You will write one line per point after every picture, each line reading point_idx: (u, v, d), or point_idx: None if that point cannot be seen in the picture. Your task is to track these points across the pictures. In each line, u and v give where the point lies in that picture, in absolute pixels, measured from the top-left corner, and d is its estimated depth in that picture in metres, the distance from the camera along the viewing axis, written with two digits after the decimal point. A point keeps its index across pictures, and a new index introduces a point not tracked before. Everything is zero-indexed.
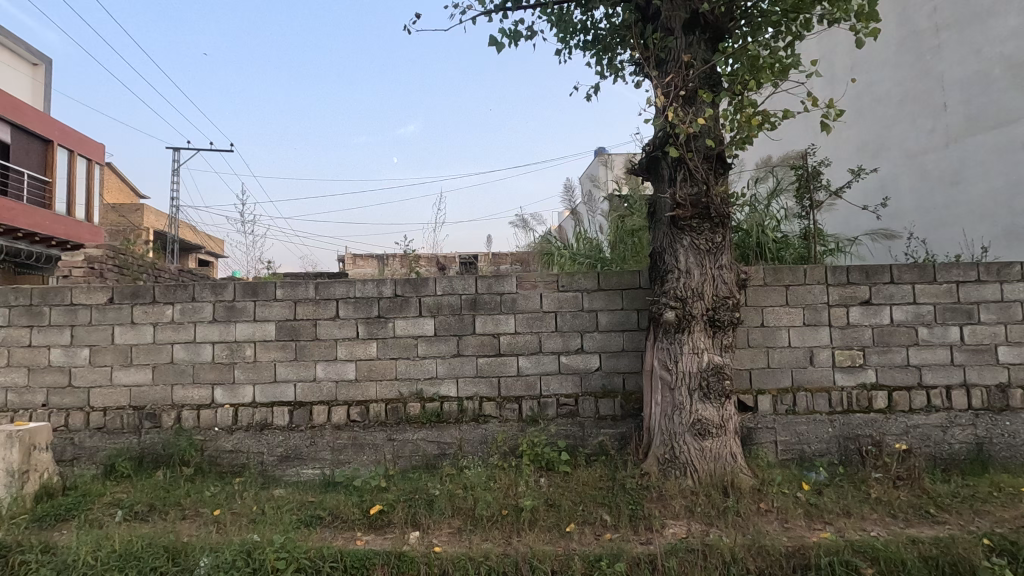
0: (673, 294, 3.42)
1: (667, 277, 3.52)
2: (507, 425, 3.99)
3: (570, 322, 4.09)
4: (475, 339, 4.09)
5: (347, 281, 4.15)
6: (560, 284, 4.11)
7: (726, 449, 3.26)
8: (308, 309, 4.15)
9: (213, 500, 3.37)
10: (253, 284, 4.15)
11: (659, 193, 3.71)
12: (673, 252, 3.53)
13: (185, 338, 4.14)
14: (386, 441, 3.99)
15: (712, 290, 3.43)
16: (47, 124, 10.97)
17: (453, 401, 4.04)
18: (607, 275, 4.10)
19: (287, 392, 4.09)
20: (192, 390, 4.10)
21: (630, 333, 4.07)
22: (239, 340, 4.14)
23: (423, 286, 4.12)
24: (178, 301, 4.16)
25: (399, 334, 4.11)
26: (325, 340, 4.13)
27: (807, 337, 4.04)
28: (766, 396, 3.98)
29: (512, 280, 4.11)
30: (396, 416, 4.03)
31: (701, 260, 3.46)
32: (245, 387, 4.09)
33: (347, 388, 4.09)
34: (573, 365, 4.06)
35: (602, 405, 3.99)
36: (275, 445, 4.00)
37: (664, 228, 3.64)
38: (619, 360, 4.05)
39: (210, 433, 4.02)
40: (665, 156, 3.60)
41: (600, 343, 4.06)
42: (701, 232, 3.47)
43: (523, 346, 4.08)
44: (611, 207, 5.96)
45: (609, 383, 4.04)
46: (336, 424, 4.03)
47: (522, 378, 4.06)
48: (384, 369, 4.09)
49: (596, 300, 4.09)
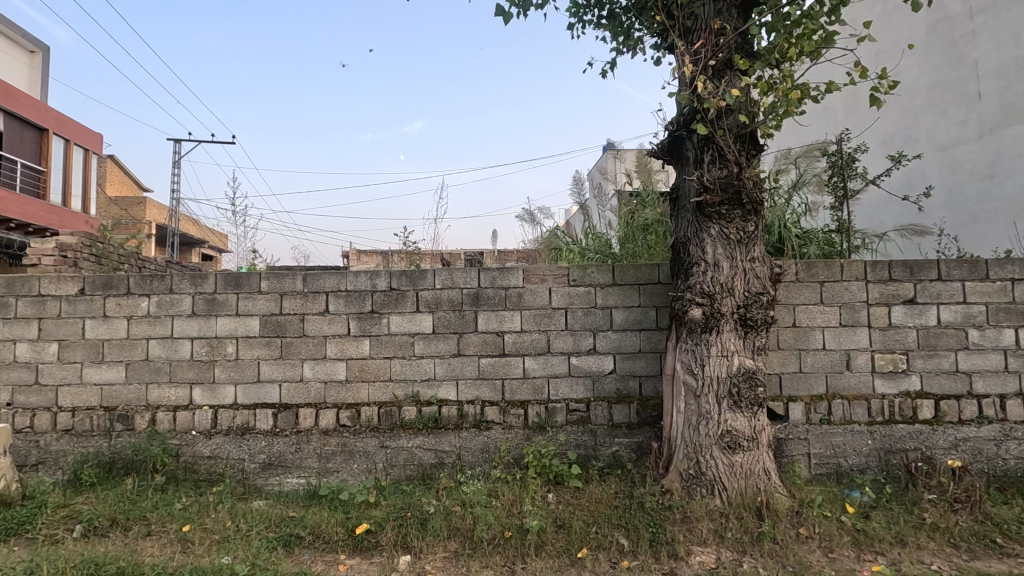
0: (700, 289, 3.05)
1: (692, 270, 3.15)
2: (511, 432, 3.62)
3: (581, 319, 3.72)
4: (478, 338, 3.73)
5: (338, 273, 3.80)
6: (570, 278, 3.74)
7: (758, 465, 2.88)
8: (295, 303, 3.80)
9: (183, 513, 3.02)
10: (236, 275, 3.81)
11: (683, 178, 3.35)
12: (699, 242, 3.16)
13: (162, 333, 3.80)
14: (378, 449, 3.63)
15: (743, 286, 3.06)
16: (43, 112, 10.67)
17: (453, 405, 3.68)
18: (622, 269, 3.73)
19: (271, 393, 3.75)
20: (169, 390, 3.76)
21: (647, 332, 3.69)
22: (220, 336, 3.80)
23: (421, 278, 3.77)
24: (155, 292, 3.82)
25: (394, 331, 3.76)
26: (314, 337, 3.78)
27: (843, 339, 3.66)
28: (797, 404, 3.59)
29: (517, 273, 3.75)
30: (390, 421, 3.67)
31: (730, 251, 3.08)
32: (226, 387, 3.75)
33: (337, 390, 3.74)
34: (585, 367, 3.69)
35: (615, 412, 3.62)
36: (257, 452, 3.65)
37: (688, 215, 3.27)
38: (636, 362, 3.68)
39: (186, 437, 3.68)
40: (691, 137, 3.24)
41: (614, 344, 3.69)
42: (731, 220, 3.10)
43: (530, 346, 3.72)
44: (623, 198, 5.58)
45: (624, 387, 3.67)
46: (324, 429, 3.68)
47: (528, 380, 3.69)
48: (377, 369, 3.74)
49: (610, 296, 3.72)
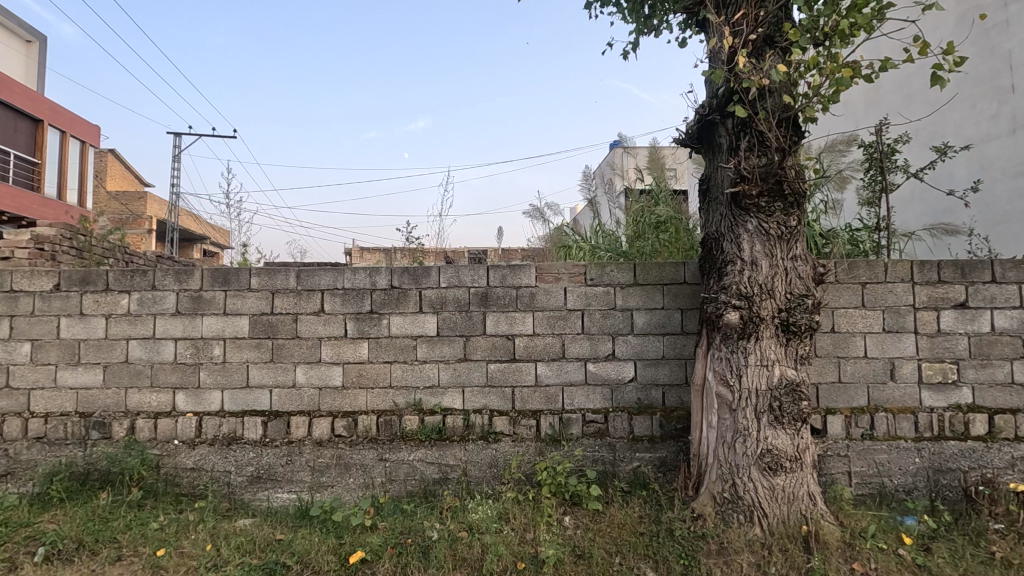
0: (735, 291, 2.73)
1: (726, 268, 2.83)
2: (522, 445, 3.30)
3: (599, 322, 3.40)
4: (485, 341, 3.42)
5: (334, 270, 3.50)
6: (587, 277, 3.43)
7: (802, 488, 2.57)
8: (287, 302, 3.50)
9: (158, 535, 2.72)
10: (224, 271, 3.51)
11: (715, 168, 3.04)
12: (734, 238, 2.84)
13: (143, 334, 3.50)
14: (377, 463, 3.32)
15: (785, 287, 2.73)
16: (37, 102, 10.37)
17: (458, 415, 3.37)
18: (645, 267, 3.42)
19: (261, 399, 3.45)
20: (150, 395, 3.46)
21: (671, 337, 3.38)
22: (206, 337, 3.50)
23: (424, 276, 3.46)
24: (136, 289, 3.52)
25: (394, 333, 3.45)
26: (307, 339, 3.47)
27: (887, 346, 3.33)
28: (837, 417, 3.27)
29: (529, 271, 3.44)
30: (389, 431, 3.36)
31: (770, 248, 2.77)
32: (212, 393, 3.45)
33: (332, 397, 3.43)
34: (602, 374, 3.37)
35: (636, 424, 3.30)
36: (244, 464, 3.34)
37: (722, 208, 2.95)
38: (659, 369, 3.37)
39: (167, 447, 3.37)
40: (725, 122, 2.93)
41: (635, 349, 3.38)
42: (771, 213, 2.78)
43: (542, 350, 3.40)
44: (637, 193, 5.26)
45: (645, 397, 3.36)
46: (318, 440, 3.37)
47: (541, 388, 3.38)
48: (376, 375, 3.43)
49: (631, 297, 3.40)
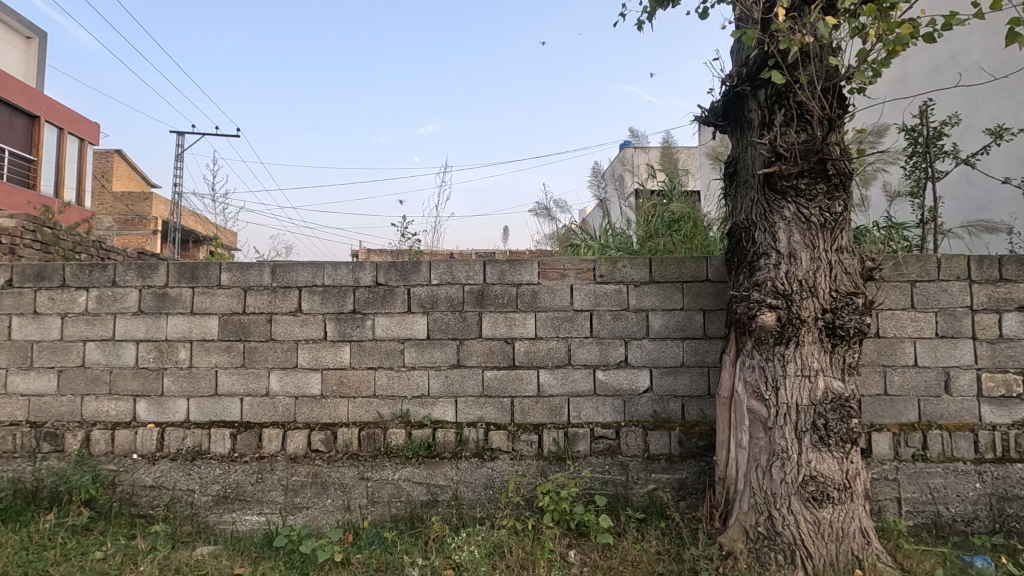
0: (770, 288, 2.33)
1: (759, 261, 2.43)
2: (522, 464, 2.91)
3: (610, 324, 3.02)
4: (481, 345, 3.04)
5: (313, 264, 3.13)
6: (597, 274, 3.04)
7: (853, 523, 2.15)
8: (260, 300, 3.14)
9: (98, 569, 2.37)
10: (192, 266, 3.16)
11: (745, 148, 2.65)
12: (768, 226, 2.44)
13: (102, 335, 3.15)
14: (358, 483, 2.94)
15: (829, 284, 2.32)
16: (35, 98, 10.14)
17: (450, 428, 2.98)
18: (662, 263, 3.03)
19: (231, 409, 3.08)
20: (109, 404, 3.11)
21: (692, 341, 2.99)
22: (171, 339, 3.14)
23: (414, 272, 3.08)
24: (95, 285, 3.18)
25: (380, 336, 3.07)
26: (283, 342, 3.11)
27: (941, 353, 2.90)
28: (883, 434, 2.84)
29: (531, 267, 3.05)
30: (371, 447, 2.97)
31: (810, 239, 2.36)
32: (176, 401, 3.10)
33: (310, 407, 3.06)
34: (613, 384, 2.98)
35: (652, 441, 2.90)
36: (209, 482, 2.97)
37: (754, 193, 2.55)
38: (678, 378, 2.97)
39: (124, 462, 3.01)
40: (757, 94, 2.55)
41: (650, 356, 2.99)
42: (812, 198, 2.38)
43: (546, 356, 3.02)
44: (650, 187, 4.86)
45: (663, 410, 2.96)
46: (292, 455, 2.99)
47: (543, 400, 2.99)
48: (358, 382, 3.06)
49: (646, 296, 3.02)
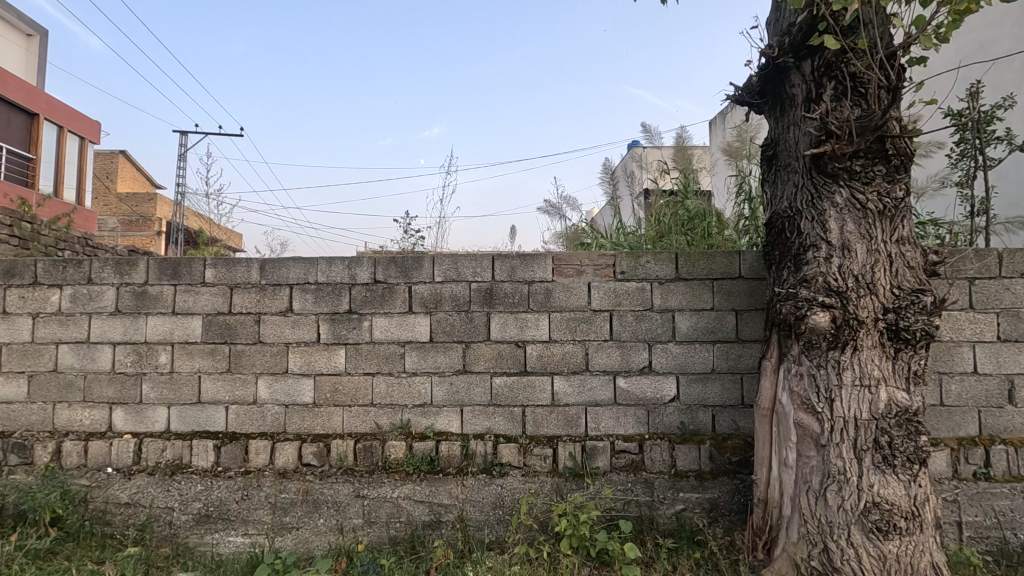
0: (821, 284, 2.03)
1: (806, 254, 2.13)
2: (535, 481, 2.62)
3: (632, 326, 2.72)
4: (490, 349, 2.75)
5: (305, 260, 2.86)
6: (617, 271, 2.75)
7: (924, 558, 1.85)
8: (248, 299, 2.87)
9: None
10: (174, 262, 2.89)
11: (786, 128, 2.35)
12: (816, 215, 2.15)
13: (76, 337, 2.89)
14: (353, 501, 2.66)
15: (890, 280, 2.02)
16: (34, 96, 9.95)
17: (455, 441, 2.70)
18: (689, 258, 2.74)
19: (215, 418, 2.81)
20: (82, 412, 2.85)
21: (723, 345, 2.69)
22: (151, 341, 2.87)
23: (415, 268, 2.81)
24: (69, 283, 2.92)
25: (378, 339, 2.80)
26: (272, 345, 2.83)
27: (1005, 359, 2.59)
28: (940, 450, 2.53)
29: (545, 262, 2.77)
30: (368, 461, 2.69)
31: (867, 228, 2.07)
32: (155, 410, 2.83)
33: (301, 416, 2.79)
34: (636, 392, 2.69)
35: (679, 456, 2.61)
36: (189, 500, 2.70)
37: (799, 177, 2.25)
38: (707, 386, 2.68)
39: (98, 476, 2.75)
40: (801, 66, 2.26)
41: (677, 361, 2.70)
42: (868, 182, 2.09)
43: (561, 361, 2.73)
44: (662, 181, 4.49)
45: (691, 421, 2.67)
46: (281, 470, 2.71)
47: (558, 409, 2.71)
48: (355, 390, 2.78)
49: (672, 295, 2.73)
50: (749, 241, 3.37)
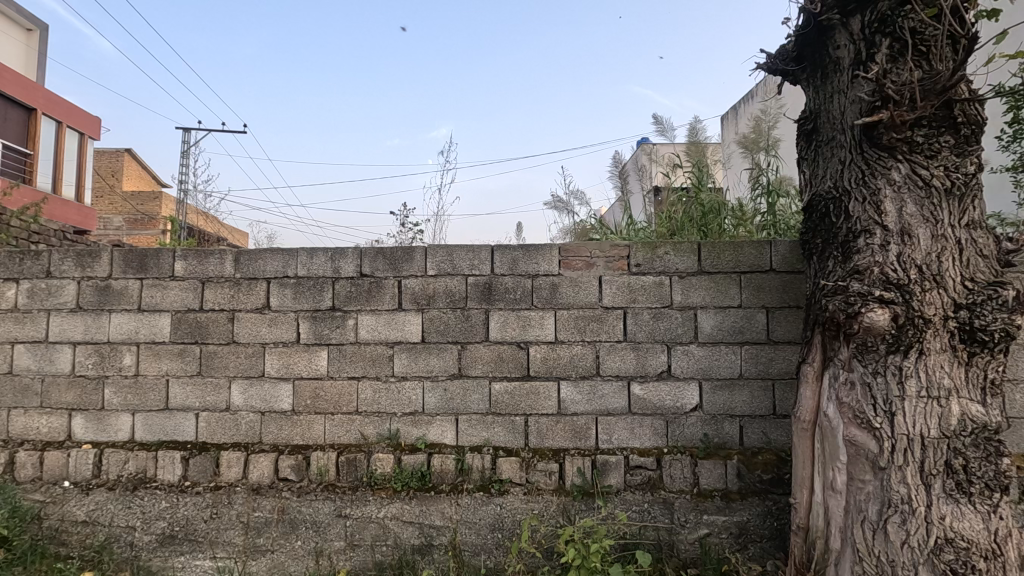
0: (877, 276, 1.71)
1: (857, 241, 1.81)
2: (539, 502, 2.32)
3: (648, 326, 2.41)
4: (489, 351, 2.45)
5: (284, 251, 2.57)
6: (632, 263, 2.45)
7: None
8: (221, 295, 2.58)
9: None
10: (141, 253, 2.62)
11: (830, 96, 2.04)
12: (869, 195, 1.83)
13: (33, 337, 2.62)
14: (334, 522, 2.37)
15: (960, 271, 1.70)
16: (34, 92, 8.95)
17: (449, 455, 2.40)
18: (712, 250, 2.43)
19: (184, 427, 2.53)
20: (39, 419, 2.58)
21: (752, 347, 2.38)
22: (114, 341, 2.60)
23: (406, 261, 2.51)
24: (26, 276, 2.66)
25: (364, 339, 2.50)
26: (247, 346, 2.55)
27: None
28: None
29: (550, 253, 2.46)
30: (352, 476, 2.41)
31: (931, 210, 1.74)
32: (118, 417, 2.55)
33: (279, 425, 2.50)
34: (654, 401, 2.38)
35: (702, 473, 2.30)
36: (152, 519, 2.42)
37: (846, 153, 1.94)
38: (734, 394, 2.37)
39: (53, 491, 2.48)
40: (848, 23, 1.94)
41: (700, 365, 2.39)
42: (932, 155, 1.77)
43: (569, 366, 2.42)
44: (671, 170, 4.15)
45: (716, 433, 2.36)
46: (254, 486, 2.43)
47: (565, 419, 2.40)
48: (338, 396, 2.49)
49: (694, 290, 2.42)
50: (768, 236, 3.02)
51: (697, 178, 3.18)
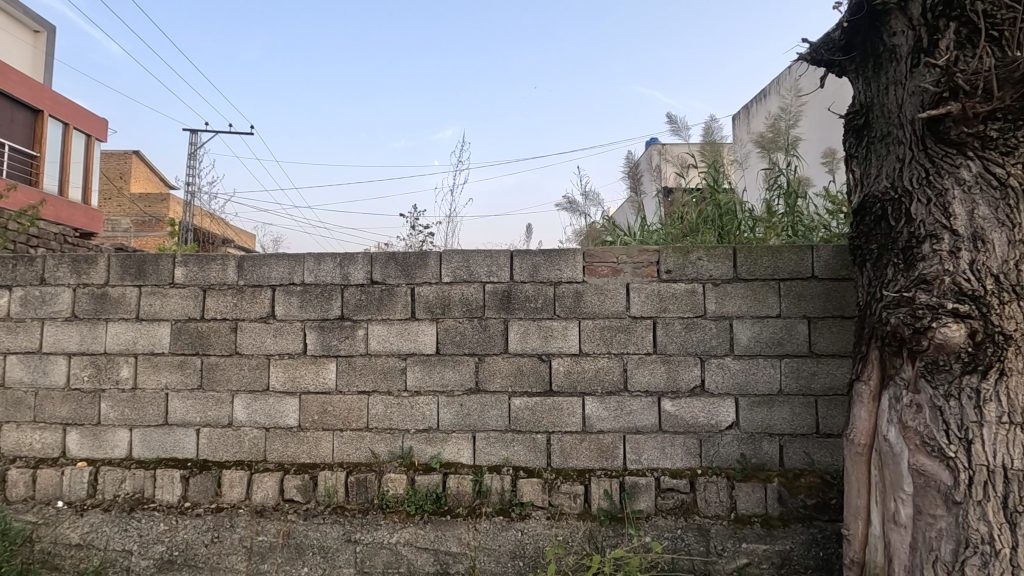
0: (948, 286, 1.53)
1: (922, 247, 1.63)
2: (563, 527, 2.15)
3: (680, 338, 2.24)
4: (509, 364, 2.29)
5: (290, 257, 2.42)
6: (661, 269, 2.28)
7: None
8: (224, 303, 2.43)
9: None
10: (139, 259, 2.48)
11: (885, 88, 1.86)
12: (934, 196, 1.65)
13: (26, 347, 2.49)
14: (343, 548, 2.21)
15: None
16: (38, 91, 8.70)
17: (465, 475, 2.24)
18: (749, 255, 2.25)
19: (185, 444, 2.39)
20: (32, 435, 2.44)
21: (792, 360, 2.20)
22: (111, 352, 2.45)
23: (419, 267, 2.35)
24: (20, 283, 2.52)
25: (375, 351, 2.35)
26: (250, 358, 2.40)
27: None
28: None
29: (574, 259, 2.30)
30: (362, 498, 2.25)
31: (1008, 212, 1.56)
32: (115, 432, 2.41)
33: (284, 443, 2.35)
34: (686, 418, 2.21)
35: (740, 497, 2.13)
36: (150, 543, 2.27)
37: (906, 150, 1.76)
38: (773, 410, 2.19)
39: (46, 512, 2.34)
40: (907, 7, 1.75)
41: (736, 380, 2.21)
42: (1007, 151, 1.59)
43: (595, 380, 2.25)
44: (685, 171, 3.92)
45: (754, 453, 2.19)
46: (258, 507, 2.28)
47: (591, 437, 2.24)
48: (347, 411, 2.33)
49: (729, 299, 2.24)
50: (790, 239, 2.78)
51: (712, 178, 2.96)
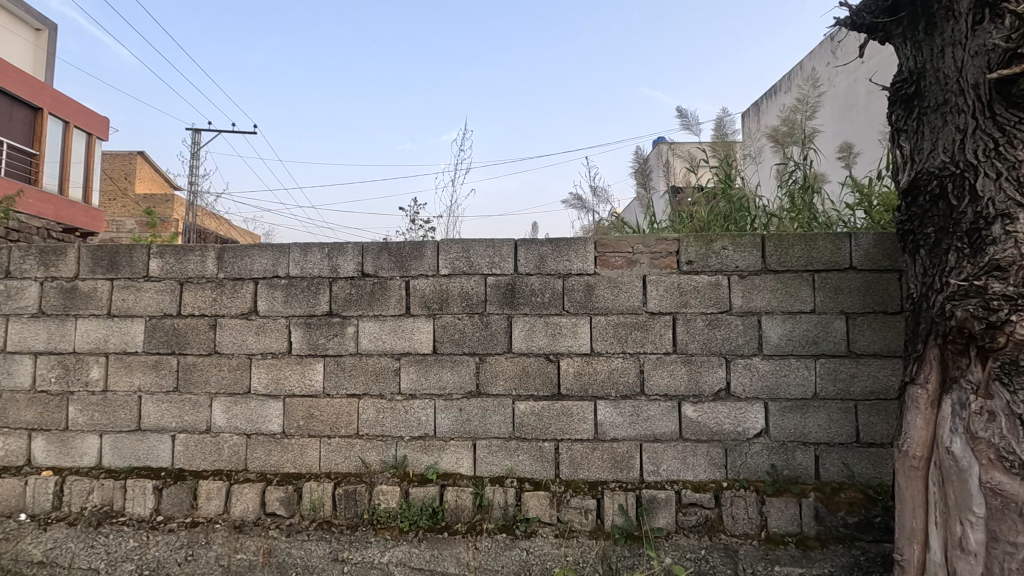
0: None
1: (991, 228, 1.40)
2: (573, 546, 1.93)
3: (703, 336, 2.02)
4: (512, 365, 2.07)
5: (274, 247, 2.22)
6: (682, 261, 2.05)
7: None
8: (202, 298, 2.23)
9: None
10: (111, 250, 2.28)
11: (940, 51, 1.62)
12: (1005, 169, 1.42)
13: None
14: (329, 568, 1.97)
15: None
16: (40, 91, 8.59)
17: (465, 487, 2.03)
18: (779, 244, 2.03)
19: (159, 451, 2.19)
20: None
21: (829, 361, 1.98)
22: (80, 352, 2.26)
23: (414, 258, 2.14)
24: None
25: (365, 350, 2.14)
26: (231, 357, 2.19)
27: None
28: None
29: (584, 249, 2.08)
30: (350, 512, 2.04)
31: None
32: (84, 439, 2.21)
33: (267, 450, 2.14)
34: (710, 425, 1.99)
35: (771, 514, 1.91)
36: (118, 561, 2.04)
37: (968, 118, 1.53)
38: (807, 417, 1.97)
39: (6, 526, 2.14)
40: None
41: (766, 383, 1.98)
42: None
43: (608, 382, 2.03)
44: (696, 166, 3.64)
45: (786, 464, 1.96)
46: (236, 522, 2.07)
47: (603, 446, 2.02)
48: (334, 416, 2.12)
49: (757, 292, 2.02)
50: None
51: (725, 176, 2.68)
